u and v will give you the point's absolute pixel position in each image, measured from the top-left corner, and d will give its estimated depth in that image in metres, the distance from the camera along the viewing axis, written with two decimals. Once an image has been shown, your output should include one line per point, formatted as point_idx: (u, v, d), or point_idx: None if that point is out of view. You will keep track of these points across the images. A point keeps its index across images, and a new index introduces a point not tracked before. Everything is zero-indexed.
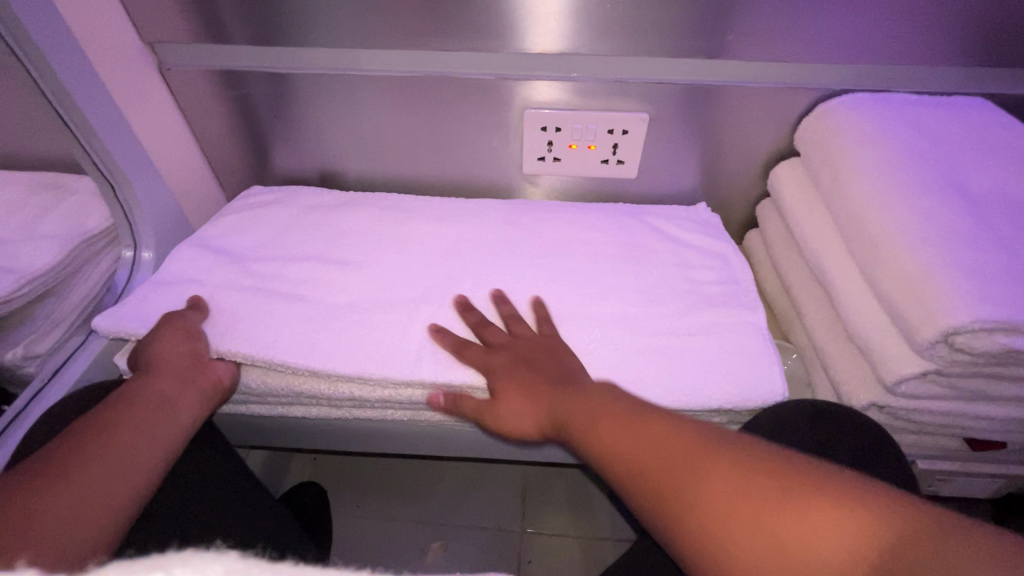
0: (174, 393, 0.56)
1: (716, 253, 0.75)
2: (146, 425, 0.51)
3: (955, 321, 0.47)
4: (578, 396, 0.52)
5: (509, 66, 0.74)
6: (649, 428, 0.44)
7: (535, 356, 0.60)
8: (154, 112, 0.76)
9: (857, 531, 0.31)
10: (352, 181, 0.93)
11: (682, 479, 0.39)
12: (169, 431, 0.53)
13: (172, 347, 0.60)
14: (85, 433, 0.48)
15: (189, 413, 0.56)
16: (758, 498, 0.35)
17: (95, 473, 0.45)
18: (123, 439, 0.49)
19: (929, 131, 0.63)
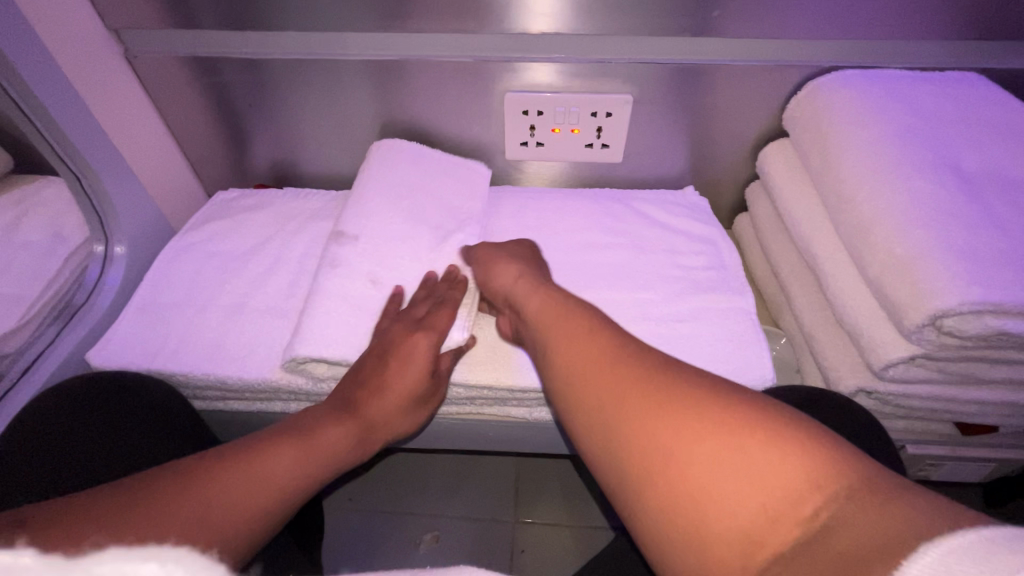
0: (348, 427, 0.53)
1: (704, 238, 0.74)
2: (305, 455, 0.48)
3: (945, 304, 0.46)
4: (552, 318, 0.53)
5: (489, 48, 0.72)
6: (592, 349, 0.46)
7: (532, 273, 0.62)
8: (123, 102, 0.73)
9: (794, 470, 0.33)
10: (333, 170, 0.90)
11: (614, 393, 0.41)
12: (322, 472, 0.49)
13: (399, 380, 0.57)
14: (279, 453, 0.46)
15: (348, 457, 0.53)
16: (688, 425, 0.36)
17: (224, 486, 0.41)
18: (285, 467, 0.46)
19: (921, 108, 0.61)
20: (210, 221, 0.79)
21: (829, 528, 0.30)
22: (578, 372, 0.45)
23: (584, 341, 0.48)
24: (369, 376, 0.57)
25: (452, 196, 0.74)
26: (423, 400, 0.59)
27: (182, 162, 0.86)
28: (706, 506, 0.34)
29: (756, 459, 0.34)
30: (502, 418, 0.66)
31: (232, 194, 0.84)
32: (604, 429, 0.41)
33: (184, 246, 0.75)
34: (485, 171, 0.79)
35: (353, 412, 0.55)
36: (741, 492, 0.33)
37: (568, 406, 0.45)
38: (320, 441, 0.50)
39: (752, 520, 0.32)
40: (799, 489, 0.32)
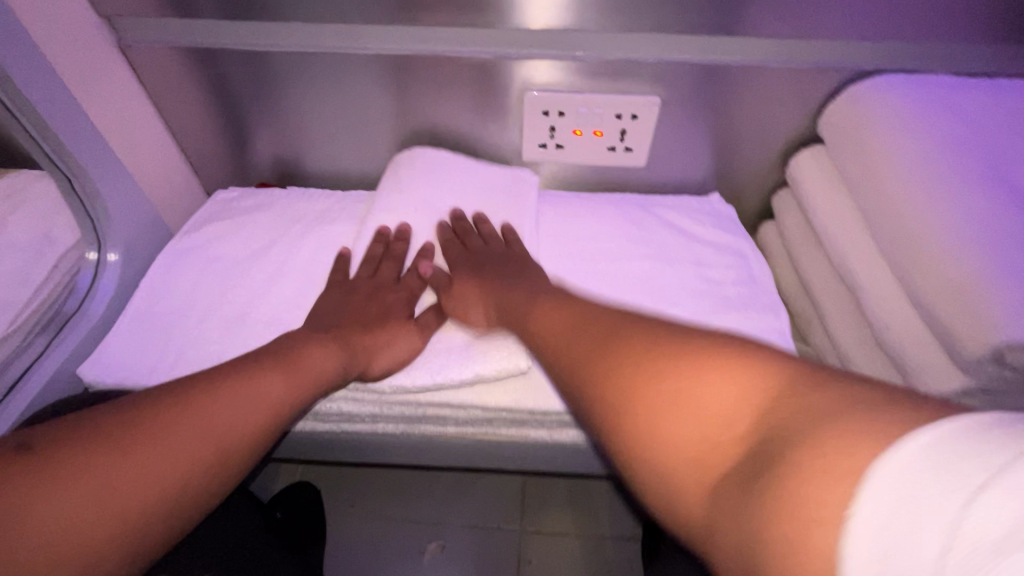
0: (331, 351, 0.54)
1: (733, 250, 0.70)
2: (281, 385, 0.48)
3: (1011, 338, 0.43)
4: (565, 309, 0.51)
5: (509, 43, 0.67)
6: (588, 320, 0.47)
7: (502, 263, 0.63)
8: (118, 95, 0.69)
9: (766, 391, 0.30)
10: (338, 170, 0.86)
11: (591, 349, 0.43)
12: (313, 393, 0.51)
13: (378, 330, 0.59)
14: (267, 381, 0.48)
15: (339, 376, 0.54)
16: (658, 363, 0.36)
17: (190, 428, 0.42)
18: (273, 392, 0.47)
19: (972, 117, 0.57)
20: (209, 223, 0.75)
21: (774, 427, 0.28)
22: (569, 346, 0.45)
23: (575, 318, 0.49)
24: (361, 329, 0.58)
25: (498, 210, 0.71)
26: (404, 340, 0.58)
27: (179, 160, 0.82)
28: (661, 420, 0.33)
29: (719, 381, 0.32)
30: (517, 439, 0.63)
31: (232, 194, 0.80)
32: (579, 376, 0.42)
33: (181, 250, 0.71)
34: (534, 178, 0.74)
35: (340, 340, 0.56)
36: (697, 398, 0.32)
37: (558, 366, 0.46)
38: (310, 365, 0.52)
39: (705, 430, 0.31)
40: (750, 393, 0.31)
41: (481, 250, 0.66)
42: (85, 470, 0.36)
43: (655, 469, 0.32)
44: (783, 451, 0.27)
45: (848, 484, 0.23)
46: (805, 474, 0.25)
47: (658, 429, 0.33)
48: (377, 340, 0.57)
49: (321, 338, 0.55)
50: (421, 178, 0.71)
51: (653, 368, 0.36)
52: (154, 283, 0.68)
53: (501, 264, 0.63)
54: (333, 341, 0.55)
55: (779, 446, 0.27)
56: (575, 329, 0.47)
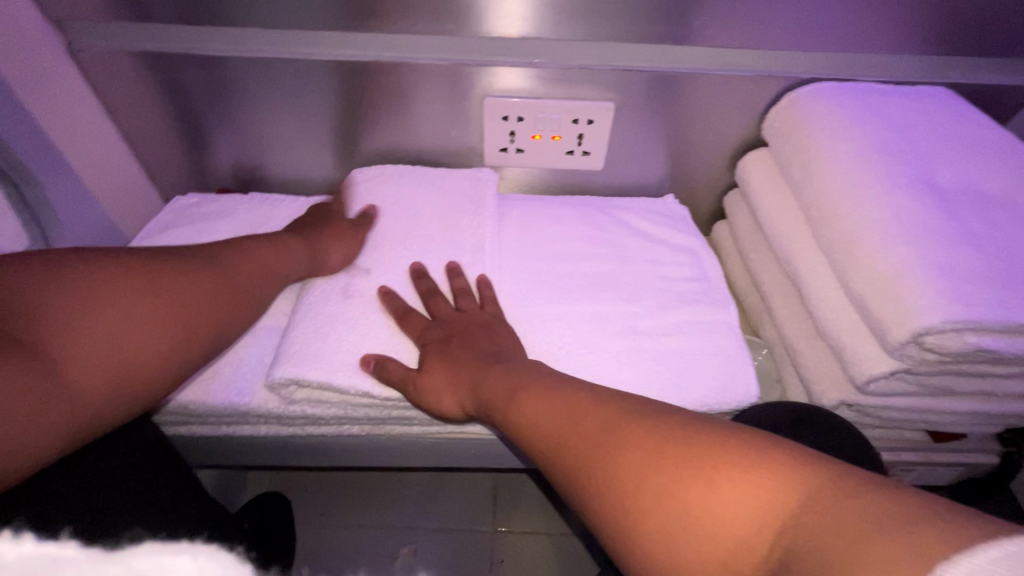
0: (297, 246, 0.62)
1: (687, 248, 0.73)
2: (264, 263, 0.59)
3: (928, 322, 0.46)
4: (551, 391, 0.46)
5: (467, 51, 0.69)
6: (566, 397, 0.45)
7: (471, 333, 0.59)
8: (68, 101, 0.68)
9: (771, 499, 0.31)
10: (300, 176, 0.85)
11: (583, 439, 0.40)
12: (285, 274, 0.61)
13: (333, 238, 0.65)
14: (254, 253, 0.59)
15: (306, 268, 0.63)
16: (665, 468, 0.35)
17: (206, 281, 0.52)
18: (259, 262, 0.59)
19: (897, 122, 0.62)
20: (167, 230, 0.74)
21: (798, 550, 0.28)
22: (553, 429, 0.43)
23: (564, 404, 0.44)
24: (320, 229, 0.66)
25: (459, 214, 0.70)
26: (354, 242, 0.66)
27: (136, 166, 0.80)
28: (683, 543, 0.32)
29: (726, 492, 0.32)
30: (482, 436, 0.64)
31: (190, 200, 0.79)
32: (576, 473, 0.39)
33: None
34: (494, 180, 0.76)
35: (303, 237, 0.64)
36: (721, 522, 0.31)
37: (545, 450, 0.43)
38: (281, 253, 0.61)
39: (728, 552, 0.31)
40: (774, 512, 0.30)
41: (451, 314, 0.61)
42: (124, 300, 0.46)
43: None
44: (797, 570, 0.27)
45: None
46: None
47: (678, 549, 0.32)
48: (334, 248, 0.64)
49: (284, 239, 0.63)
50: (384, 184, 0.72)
51: (670, 485, 0.34)
52: None
53: (472, 335, 0.59)
54: (290, 241, 0.62)
55: (800, 565, 0.27)
56: (575, 424, 0.41)
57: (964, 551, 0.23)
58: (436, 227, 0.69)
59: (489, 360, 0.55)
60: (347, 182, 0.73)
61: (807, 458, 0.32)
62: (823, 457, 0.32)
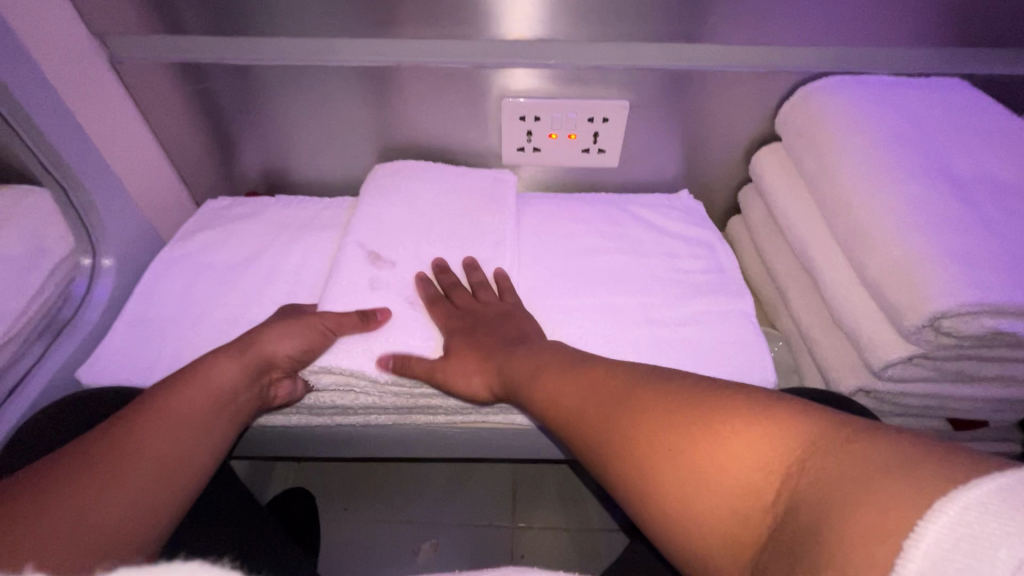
0: (231, 370, 0.53)
1: (702, 242, 0.74)
2: (218, 382, 0.53)
3: (943, 305, 0.47)
4: (570, 370, 0.48)
5: (485, 54, 0.72)
6: (582, 374, 0.47)
7: (494, 325, 0.61)
8: (110, 111, 0.72)
9: (775, 447, 0.32)
10: (324, 179, 0.89)
11: (599, 407, 0.42)
12: (242, 396, 0.54)
13: (282, 346, 0.56)
14: (212, 370, 0.53)
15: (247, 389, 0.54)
16: (675, 427, 0.36)
17: (171, 422, 0.48)
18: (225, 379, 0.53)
19: (911, 113, 0.63)
20: (201, 231, 0.77)
21: (801, 493, 0.30)
22: (572, 400, 0.45)
23: (582, 379, 0.46)
24: (260, 343, 0.56)
25: (479, 211, 0.73)
26: (313, 334, 0.57)
27: (170, 170, 0.84)
28: (694, 493, 0.34)
29: (732, 442, 0.34)
30: (504, 426, 0.66)
31: (221, 203, 0.82)
32: (593, 439, 0.41)
33: (174, 257, 0.74)
34: (513, 179, 0.78)
35: (245, 355, 0.55)
36: (728, 470, 0.33)
37: (564, 421, 0.45)
38: (214, 381, 0.52)
39: (737, 500, 0.32)
40: (779, 458, 0.32)
41: (473, 304, 0.63)
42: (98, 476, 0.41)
43: (693, 538, 0.34)
44: (802, 511, 0.29)
45: (877, 547, 0.24)
46: (835, 532, 0.26)
47: (691, 498, 0.34)
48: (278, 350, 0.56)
49: (223, 356, 0.54)
50: (406, 183, 0.75)
51: (678, 438, 0.36)
52: (147, 287, 0.70)
53: (494, 325, 0.61)
54: (224, 365, 0.53)
55: (804, 508, 0.29)
56: (591, 395, 0.44)
57: (962, 487, 0.23)
58: (457, 223, 0.71)
59: (512, 348, 0.57)
60: (371, 179, 0.75)
61: (808, 410, 0.34)
62: (826, 410, 0.33)
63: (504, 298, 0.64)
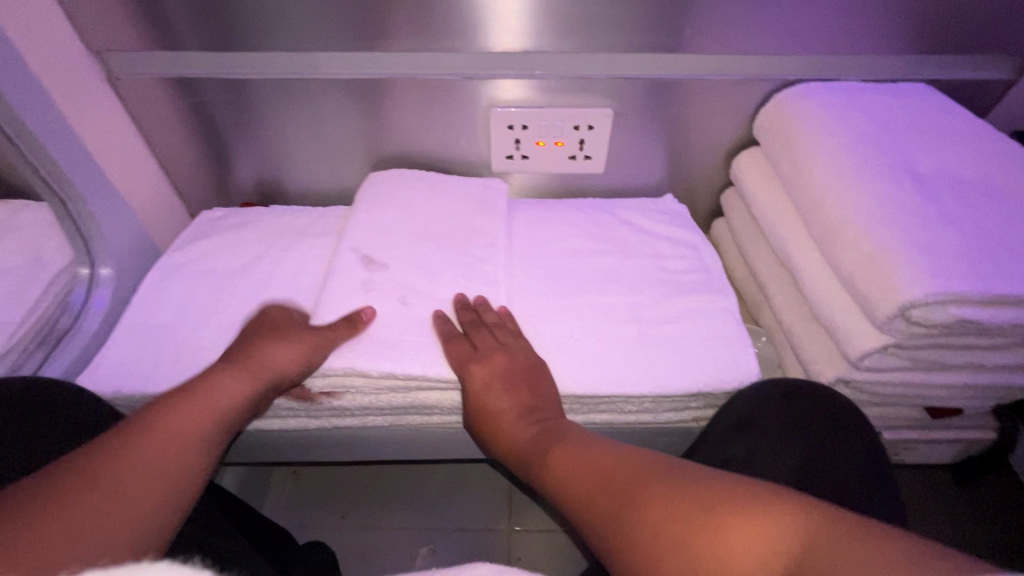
0: (232, 377, 0.55)
1: (687, 242, 0.77)
2: (215, 397, 0.53)
3: (911, 296, 0.50)
4: (585, 456, 0.53)
5: (473, 66, 0.74)
6: (598, 460, 0.52)
7: (518, 382, 0.61)
8: (109, 124, 0.73)
9: (771, 538, 0.37)
10: (318, 189, 0.90)
11: (612, 499, 0.47)
12: (240, 410, 0.54)
13: (286, 355, 0.58)
14: (218, 383, 0.54)
15: (246, 402, 0.55)
16: (679, 522, 0.42)
17: (164, 438, 0.47)
18: (220, 398, 0.53)
19: (879, 117, 0.66)
20: (197, 240, 0.79)
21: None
22: (587, 488, 0.50)
23: (595, 466, 0.51)
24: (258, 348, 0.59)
25: (470, 215, 0.75)
26: (312, 345, 0.59)
27: (166, 183, 0.85)
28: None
29: (731, 541, 0.38)
30: None
31: (217, 212, 0.84)
32: (609, 525, 0.46)
33: (171, 266, 0.75)
34: (504, 186, 0.80)
35: (248, 364, 0.57)
36: (730, 565, 0.37)
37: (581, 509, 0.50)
38: (215, 390, 0.54)
39: None
40: (775, 556, 0.36)
41: (495, 347, 0.62)
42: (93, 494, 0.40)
43: None
44: None
45: None
46: None
47: None
48: (279, 357, 0.58)
49: (223, 367, 0.56)
50: (398, 189, 0.77)
51: (685, 532, 0.41)
52: (147, 296, 0.71)
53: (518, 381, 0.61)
54: (224, 373, 0.55)
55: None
56: (605, 486, 0.49)
57: None
58: (449, 227, 0.73)
59: (530, 418, 0.60)
60: (363, 188, 0.77)
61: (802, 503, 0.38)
62: (822, 506, 0.38)
63: (518, 341, 0.63)
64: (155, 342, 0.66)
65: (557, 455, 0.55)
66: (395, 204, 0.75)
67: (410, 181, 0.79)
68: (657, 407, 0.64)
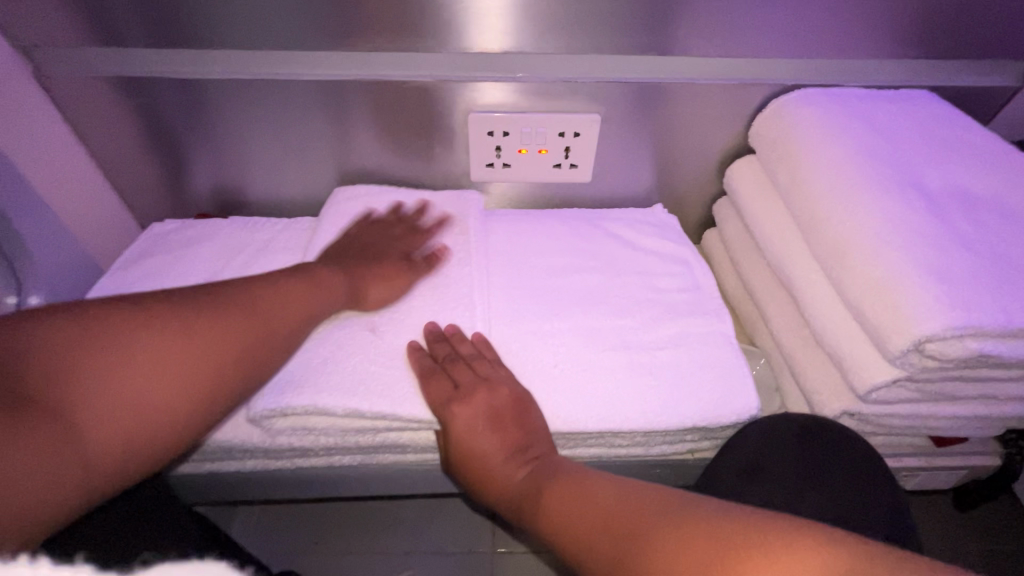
0: (329, 280, 0.59)
1: (678, 258, 0.72)
2: (292, 298, 0.55)
3: (928, 329, 0.45)
4: (578, 498, 0.49)
5: (449, 67, 0.68)
6: (595, 501, 0.47)
7: (502, 416, 0.56)
8: (38, 128, 0.66)
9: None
10: (281, 198, 0.83)
11: (615, 544, 0.43)
12: (322, 312, 0.57)
13: (378, 290, 0.62)
14: (308, 288, 0.56)
15: (335, 310, 0.59)
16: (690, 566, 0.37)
17: (209, 335, 0.47)
18: (287, 306, 0.54)
19: (883, 127, 0.62)
20: (145, 258, 0.71)
21: None
22: (585, 536, 0.46)
23: (591, 510, 0.47)
24: (361, 264, 0.63)
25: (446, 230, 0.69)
26: (399, 279, 0.64)
27: (111, 193, 0.78)
28: None
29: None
30: None
31: (168, 226, 0.77)
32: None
33: (114, 287, 0.68)
34: (476, 198, 0.75)
35: (347, 274, 0.61)
36: None
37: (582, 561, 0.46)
38: (311, 299, 0.56)
39: None
40: None
41: (476, 383, 0.56)
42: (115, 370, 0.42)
43: None
44: None
45: None
46: None
47: None
48: (377, 288, 0.62)
49: (327, 267, 0.60)
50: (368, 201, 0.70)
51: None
52: None
53: (502, 416, 0.56)
54: (331, 278, 0.59)
55: None
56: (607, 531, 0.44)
57: None
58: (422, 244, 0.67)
59: (518, 456, 0.55)
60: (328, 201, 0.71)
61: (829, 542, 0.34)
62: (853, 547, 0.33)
63: (498, 370, 0.58)
64: None
65: (549, 496, 0.50)
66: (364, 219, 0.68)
67: (382, 192, 0.72)
68: (649, 442, 0.59)
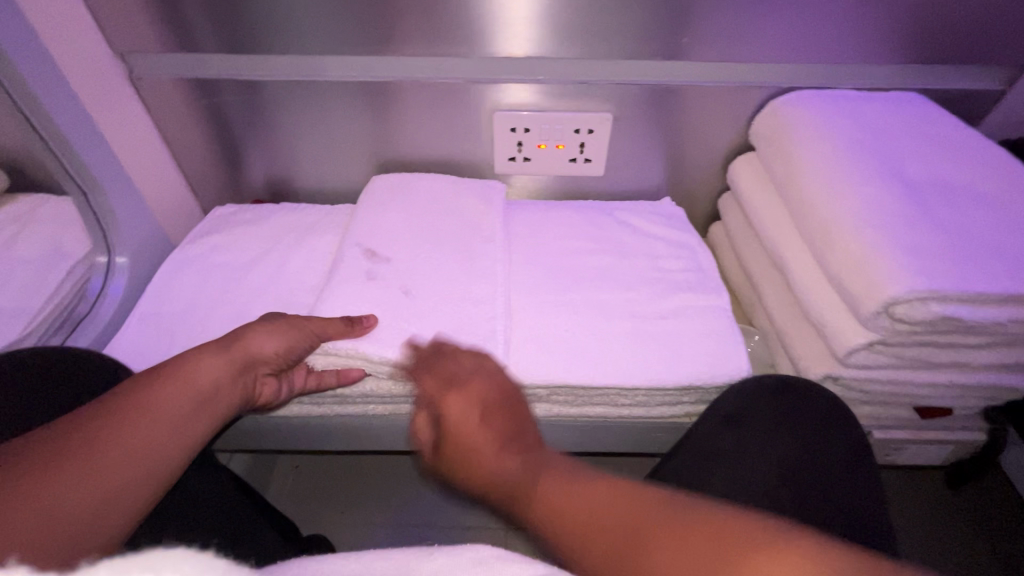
0: (214, 368, 0.54)
1: (682, 243, 0.79)
2: (184, 401, 0.49)
3: (896, 292, 0.51)
4: None
5: (478, 70, 0.77)
6: None
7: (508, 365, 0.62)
8: (128, 121, 0.77)
9: None
10: (325, 187, 0.93)
11: None
12: (206, 397, 0.52)
13: (268, 346, 0.58)
14: (204, 360, 0.53)
15: (226, 383, 0.54)
16: None
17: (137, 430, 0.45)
18: (177, 405, 0.49)
19: (869, 123, 0.68)
20: (209, 235, 0.82)
21: None
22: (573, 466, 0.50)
23: None
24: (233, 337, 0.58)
25: (472, 213, 0.77)
26: (295, 330, 0.60)
27: (182, 180, 0.89)
28: None
29: None
30: None
31: (228, 210, 0.87)
32: None
33: (184, 258, 0.78)
34: (499, 185, 0.83)
35: (223, 348, 0.56)
36: None
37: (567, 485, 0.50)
38: (194, 376, 0.52)
39: None
40: None
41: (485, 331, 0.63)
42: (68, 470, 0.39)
43: None
44: None
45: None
46: None
47: None
48: (260, 343, 0.58)
49: (203, 348, 0.55)
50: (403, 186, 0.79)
51: None
52: (159, 286, 0.74)
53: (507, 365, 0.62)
54: (210, 356, 0.54)
55: None
56: None
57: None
58: (450, 224, 0.75)
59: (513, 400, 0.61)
60: (368, 187, 0.80)
61: None
62: None
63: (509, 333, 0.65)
64: (167, 326, 0.69)
65: None
66: (399, 202, 0.77)
67: (415, 180, 0.82)
68: (649, 401, 0.66)
